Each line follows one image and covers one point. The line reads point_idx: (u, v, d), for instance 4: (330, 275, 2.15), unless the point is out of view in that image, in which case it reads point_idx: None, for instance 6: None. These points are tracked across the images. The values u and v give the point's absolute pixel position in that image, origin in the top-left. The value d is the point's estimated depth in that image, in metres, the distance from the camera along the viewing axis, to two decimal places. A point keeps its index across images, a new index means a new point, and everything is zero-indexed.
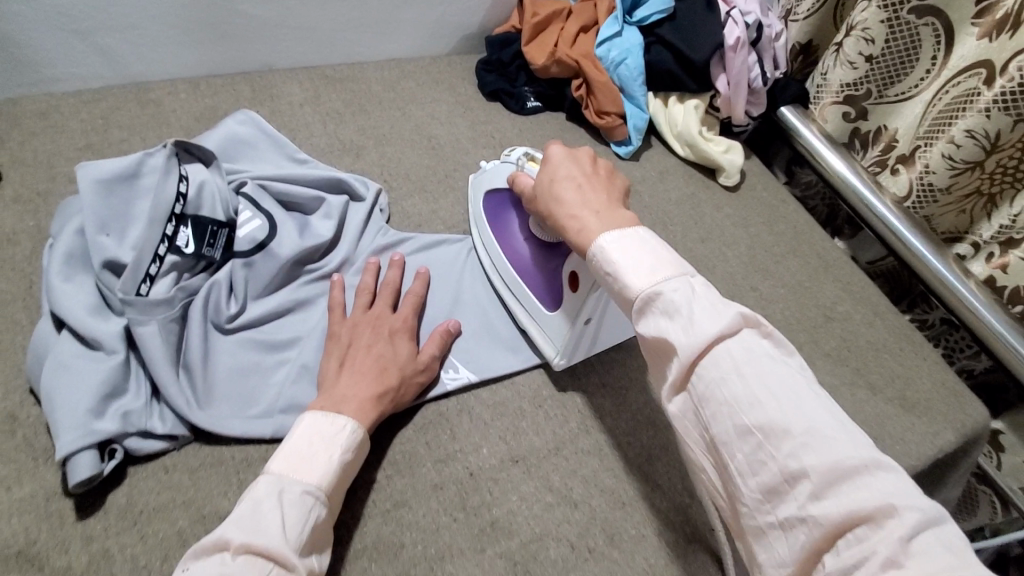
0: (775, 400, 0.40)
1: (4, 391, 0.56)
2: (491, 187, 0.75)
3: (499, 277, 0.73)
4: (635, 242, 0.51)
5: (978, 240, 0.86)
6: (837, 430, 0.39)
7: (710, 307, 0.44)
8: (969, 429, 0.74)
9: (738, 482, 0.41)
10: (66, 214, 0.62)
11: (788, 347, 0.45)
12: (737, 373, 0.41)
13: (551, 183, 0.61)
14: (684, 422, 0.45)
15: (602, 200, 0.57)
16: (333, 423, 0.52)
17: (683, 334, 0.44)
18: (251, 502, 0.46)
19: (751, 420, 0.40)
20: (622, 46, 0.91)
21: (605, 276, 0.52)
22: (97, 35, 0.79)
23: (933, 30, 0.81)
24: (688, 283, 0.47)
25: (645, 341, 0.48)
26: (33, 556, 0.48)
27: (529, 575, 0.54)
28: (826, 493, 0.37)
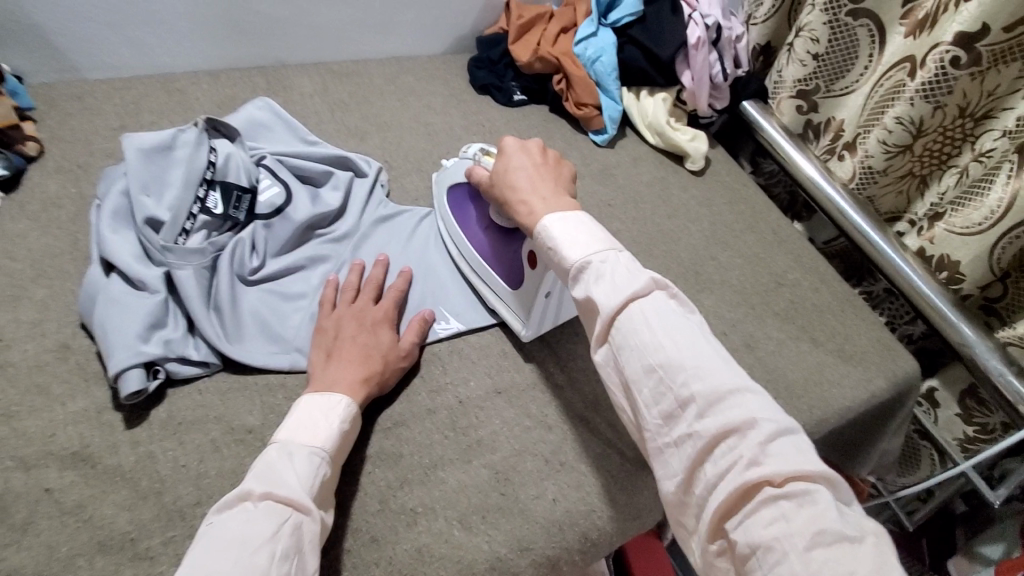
0: (674, 343, 0.47)
1: (58, 326, 0.65)
2: (451, 182, 0.80)
3: (467, 265, 0.78)
4: (574, 222, 0.57)
5: (914, 218, 0.96)
6: (720, 364, 0.46)
7: (628, 274, 0.52)
8: (899, 377, 0.84)
9: (644, 413, 0.47)
10: (111, 179, 0.72)
11: (691, 307, 0.52)
12: (647, 324, 0.48)
13: (505, 173, 0.65)
14: (605, 370, 0.52)
15: (549, 189, 0.62)
16: (327, 398, 0.57)
17: (606, 296, 0.50)
18: (264, 462, 0.50)
19: (655, 361, 0.47)
20: (597, 44, 1.02)
21: (547, 251, 0.57)
22: (129, 29, 0.89)
23: (868, 30, 0.93)
24: (615, 256, 0.54)
25: (577, 304, 0.54)
26: (88, 456, 0.57)
27: (510, 482, 0.63)
28: (709, 412, 0.44)
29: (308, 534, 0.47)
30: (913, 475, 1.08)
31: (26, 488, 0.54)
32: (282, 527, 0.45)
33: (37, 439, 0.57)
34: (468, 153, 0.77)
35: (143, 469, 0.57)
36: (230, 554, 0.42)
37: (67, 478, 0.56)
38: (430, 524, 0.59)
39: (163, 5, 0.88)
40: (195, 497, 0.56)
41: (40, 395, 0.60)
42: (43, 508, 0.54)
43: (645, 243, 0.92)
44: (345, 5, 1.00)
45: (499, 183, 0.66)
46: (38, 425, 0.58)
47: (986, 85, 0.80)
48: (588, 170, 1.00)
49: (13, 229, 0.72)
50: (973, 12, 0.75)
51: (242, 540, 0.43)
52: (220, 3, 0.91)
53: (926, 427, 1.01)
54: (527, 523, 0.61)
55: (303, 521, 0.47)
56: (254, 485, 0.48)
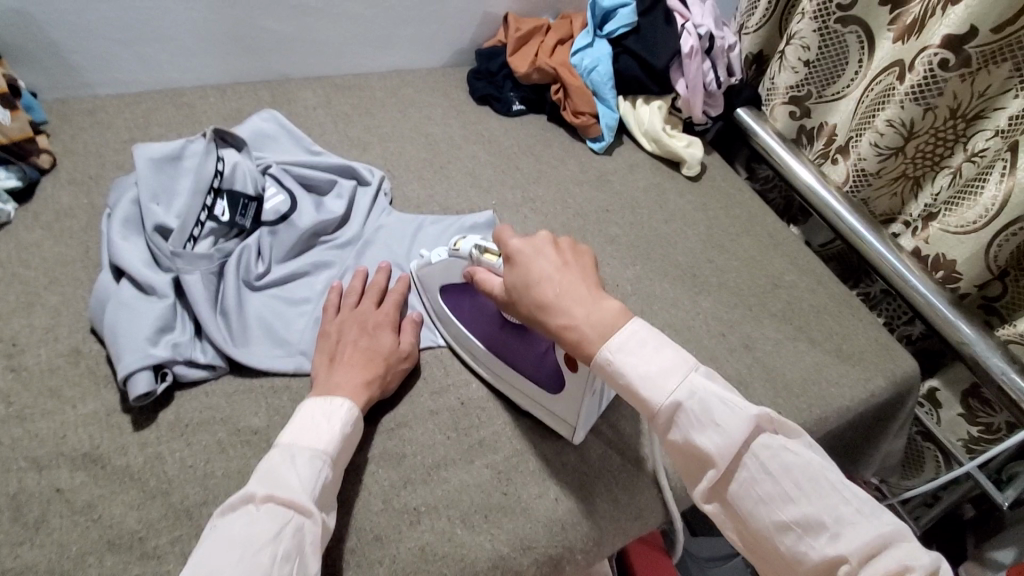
0: (803, 493, 0.46)
1: (70, 331, 0.66)
2: (443, 282, 0.71)
3: (488, 366, 0.71)
4: (645, 349, 0.52)
5: (909, 219, 0.97)
6: (853, 511, 0.45)
7: (728, 410, 0.49)
8: (898, 376, 0.85)
9: (787, 569, 0.47)
10: (122, 189, 0.74)
11: (795, 432, 0.50)
12: (766, 473, 0.47)
13: (527, 287, 0.58)
14: (724, 519, 0.51)
15: (587, 301, 0.55)
16: (330, 402, 0.58)
17: (714, 444, 0.48)
18: (268, 466, 0.51)
19: (788, 516, 0.46)
20: (593, 55, 1.05)
21: (623, 388, 0.52)
22: (139, 46, 0.92)
23: (857, 37, 0.95)
24: (702, 384, 0.50)
25: (675, 448, 0.51)
26: (98, 457, 0.58)
27: (512, 481, 0.64)
28: (863, 569, 0.43)
29: (309, 536, 0.48)
30: (918, 477, 1.08)
31: (39, 488, 0.56)
32: (283, 529, 0.46)
33: (50, 440, 0.58)
34: (463, 250, 0.67)
35: (151, 470, 0.58)
36: (233, 555, 0.44)
37: (78, 478, 0.57)
38: (434, 522, 0.60)
39: (172, 23, 0.91)
40: (202, 497, 0.57)
41: (52, 398, 0.61)
42: (54, 507, 0.55)
43: (643, 247, 0.94)
44: (347, 21, 1.03)
45: (525, 300, 0.58)
46: (50, 426, 0.59)
47: (977, 86, 0.82)
48: (586, 177, 1.02)
49: (27, 238, 0.74)
50: (961, 16, 0.77)
51: (244, 542, 0.45)
52: (228, 20, 0.94)
53: (929, 428, 1.01)
54: (530, 522, 0.61)
55: (305, 523, 0.48)
56: (257, 489, 0.49)
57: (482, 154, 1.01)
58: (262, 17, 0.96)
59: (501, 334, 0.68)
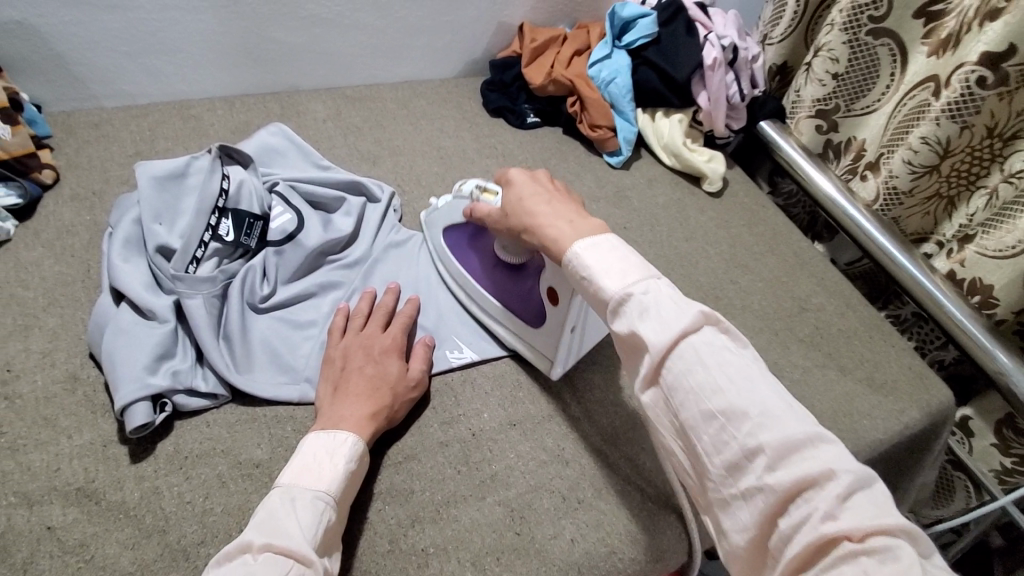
0: (734, 384, 0.44)
1: (68, 356, 0.64)
2: (448, 223, 0.78)
3: (477, 304, 0.75)
4: (608, 249, 0.54)
5: (942, 240, 0.92)
6: (785, 410, 0.43)
7: (675, 306, 0.48)
8: (934, 408, 0.80)
9: (704, 460, 0.44)
10: (124, 207, 0.72)
11: (743, 341, 0.48)
12: (700, 363, 0.45)
13: (520, 204, 0.64)
14: (656, 412, 0.48)
15: (572, 212, 0.61)
16: (333, 437, 0.55)
17: (654, 331, 0.47)
18: (265, 510, 0.49)
19: (715, 405, 0.43)
20: (611, 67, 1.01)
21: (582, 280, 0.54)
22: (146, 57, 0.90)
23: (889, 49, 0.90)
24: (656, 285, 0.50)
25: (619, 339, 0.51)
26: (92, 492, 0.55)
27: (525, 521, 0.60)
28: (781, 465, 0.40)
29: None
30: (949, 508, 1.02)
31: (28, 526, 0.53)
32: None
33: (42, 474, 0.56)
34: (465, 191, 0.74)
35: (147, 506, 0.55)
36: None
37: (70, 515, 0.54)
38: (443, 565, 0.57)
39: (180, 34, 0.89)
40: (200, 536, 0.54)
41: (46, 427, 0.59)
42: (44, 546, 0.52)
43: (662, 267, 0.90)
44: (358, 31, 1.00)
45: (516, 212, 0.64)
46: (43, 458, 0.57)
47: (1015, 105, 0.77)
48: (602, 193, 0.99)
49: (27, 257, 0.72)
50: (999, 32, 0.73)
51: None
52: (237, 31, 0.92)
53: (960, 458, 0.97)
54: (544, 566, 0.58)
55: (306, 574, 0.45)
56: (254, 537, 0.46)
57: (496, 168, 0.98)
58: (272, 28, 0.94)
59: (493, 274, 0.74)
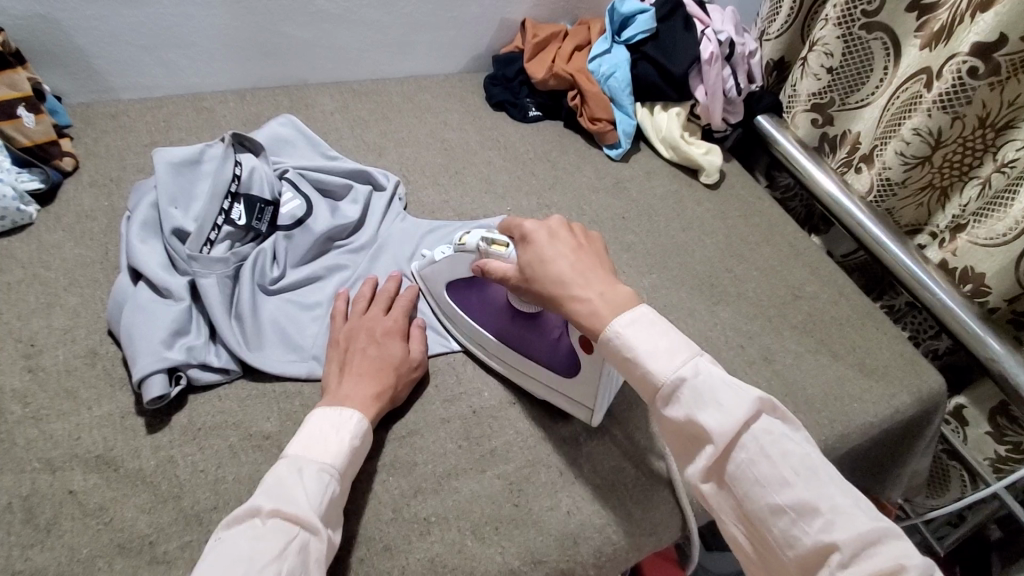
0: (799, 477, 0.46)
1: (88, 332, 0.67)
2: (453, 277, 0.72)
3: (501, 358, 0.71)
4: (653, 326, 0.54)
5: (935, 230, 0.94)
6: (853, 506, 0.45)
7: (733, 393, 0.49)
8: (924, 393, 0.82)
9: (776, 552, 0.46)
10: (141, 192, 0.75)
11: (798, 425, 0.50)
12: (765, 455, 0.47)
13: (542, 263, 0.60)
14: (718, 499, 0.50)
15: (601, 279, 0.58)
16: (338, 413, 0.57)
17: (714, 420, 0.48)
18: (273, 478, 0.51)
19: (785, 500, 0.46)
20: (611, 61, 1.04)
21: (626, 362, 0.54)
22: (161, 51, 0.93)
23: (882, 43, 0.93)
24: (705, 365, 0.51)
25: (673, 423, 0.52)
26: (111, 459, 0.58)
27: (523, 493, 0.63)
28: (855, 562, 0.42)
29: (314, 553, 0.47)
30: (944, 497, 1.04)
31: (51, 490, 0.56)
32: (289, 545, 0.46)
33: (64, 442, 0.59)
34: (469, 244, 0.68)
35: (164, 473, 0.58)
36: (237, 570, 0.43)
37: (91, 480, 0.57)
38: (443, 533, 0.59)
39: (194, 29, 0.92)
40: (213, 502, 0.57)
41: (68, 399, 0.62)
42: (66, 509, 0.55)
43: (660, 256, 0.92)
44: (365, 26, 1.03)
45: (539, 278, 0.60)
46: (65, 428, 0.60)
47: (1007, 95, 0.79)
48: (602, 184, 1.01)
49: (48, 239, 0.75)
50: (990, 23, 0.75)
51: (250, 556, 0.44)
52: (249, 26, 0.95)
53: (956, 448, 0.98)
54: (541, 535, 0.60)
55: (311, 540, 0.48)
56: (263, 502, 0.48)
57: (498, 160, 1.00)
58: (282, 23, 0.97)
59: (512, 325, 0.69)
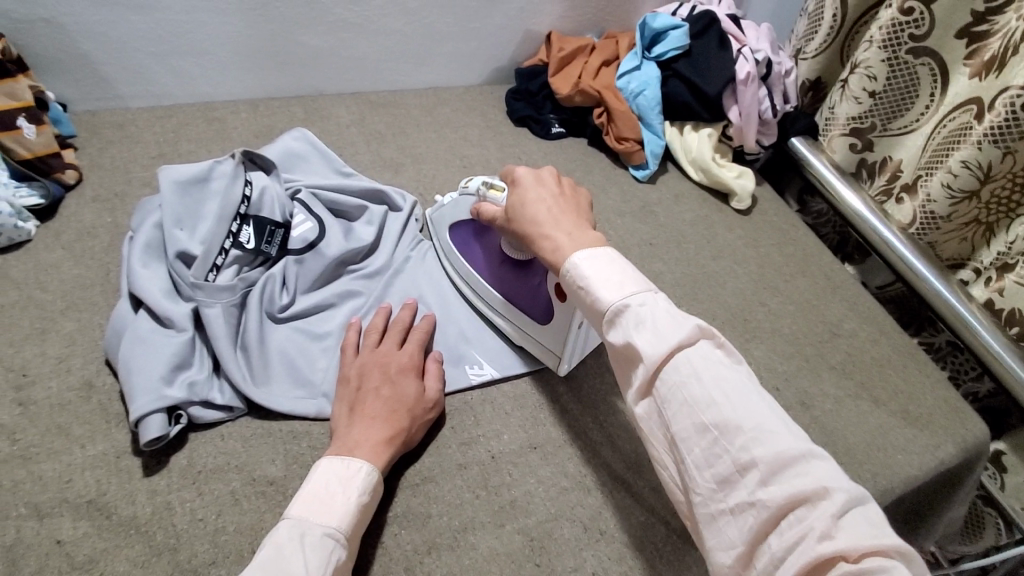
0: (729, 399, 0.43)
1: (84, 362, 0.63)
2: (453, 220, 0.77)
3: (482, 302, 0.75)
4: (605, 260, 0.53)
5: (979, 267, 0.88)
6: (780, 427, 0.42)
7: (672, 319, 0.47)
8: (971, 444, 0.77)
9: (694, 473, 0.43)
10: (146, 211, 0.71)
11: (739, 358, 0.48)
12: (697, 376, 0.44)
13: (522, 206, 0.62)
14: (650, 425, 0.47)
15: (572, 221, 0.59)
16: (347, 465, 0.53)
17: (649, 343, 0.46)
18: (273, 546, 0.47)
19: (709, 418, 0.43)
20: (640, 78, 0.99)
21: (578, 291, 0.53)
22: (172, 58, 0.89)
23: (929, 69, 0.86)
24: (653, 297, 0.49)
25: (613, 349, 0.50)
26: (103, 505, 0.54)
27: (545, 551, 0.58)
28: (774, 480, 0.40)
29: None
30: (977, 544, 0.98)
31: (38, 539, 0.52)
32: None
33: (53, 485, 0.55)
34: (471, 187, 0.73)
35: (159, 522, 0.54)
36: None
37: (81, 529, 0.53)
38: None
39: (207, 37, 0.89)
40: (211, 556, 0.52)
41: (59, 436, 0.58)
42: (52, 562, 0.51)
43: (689, 286, 0.87)
44: (384, 36, 0.99)
45: (518, 218, 0.62)
46: (55, 469, 0.56)
47: None
48: (627, 207, 0.96)
49: (47, 258, 0.71)
50: None
51: None
52: (265, 34, 0.92)
53: (991, 494, 0.93)
54: None
55: None
56: None
57: None
58: (299, 31, 0.93)
59: (499, 269, 0.73)
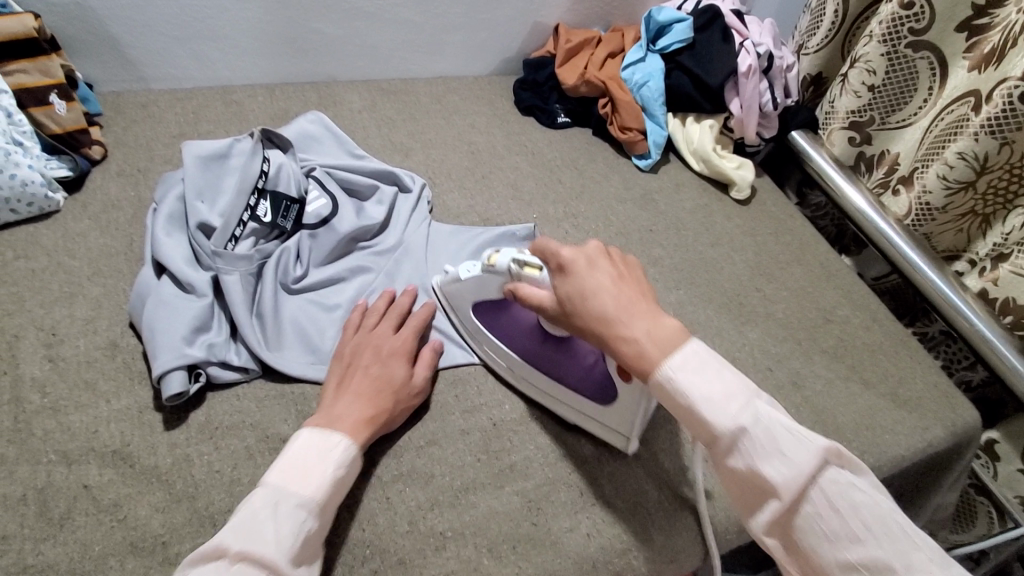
0: (871, 534, 0.44)
1: (109, 324, 0.66)
2: (474, 297, 0.69)
3: (528, 382, 0.69)
4: (705, 369, 0.51)
5: (974, 258, 0.90)
6: (931, 560, 0.43)
7: (795, 440, 0.47)
8: (959, 428, 0.79)
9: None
10: (168, 184, 0.75)
11: (863, 470, 0.49)
12: (833, 509, 0.46)
13: (584, 299, 0.55)
14: (782, 548, 0.49)
15: (647, 313, 0.54)
16: (327, 438, 0.54)
17: (779, 474, 0.47)
18: (248, 511, 0.47)
19: (854, 556, 0.44)
20: (644, 70, 1.02)
21: (679, 408, 0.51)
22: (193, 42, 0.93)
23: (929, 63, 0.89)
24: (768, 414, 0.49)
25: (732, 473, 0.50)
26: (127, 455, 0.58)
27: (542, 512, 0.61)
28: None
29: None
30: (968, 533, 1.00)
31: (66, 483, 0.55)
32: None
33: (81, 434, 0.58)
34: (498, 265, 0.64)
35: (179, 472, 0.57)
36: None
37: (106, 476, 0.56)
38: (459, 550, 0.58)
39: (226, 22, 0.92)
40: (227, 504, 0.56)
41: (86, 391, 0.61)
42: (80, 504, 0.54)
43: (688, 271, 0.90)
44: (397, 26, 1.02)
45: (580, 311, 0.56)
46: (83, 420, 0.59)
47: None
48: (630, 195, 0.99)
49: (74, 227, 0.75)
50: None
51: None
52: (282, 21, 0.95)
53: (984, 483, 0.96)
54: (558, 557, 0.58)
55: None
56: (229, 542, 0.45)
57: (525, 166, 0.99)
58: (314, 19, 0.96)
59: (541, 347, 0.67)
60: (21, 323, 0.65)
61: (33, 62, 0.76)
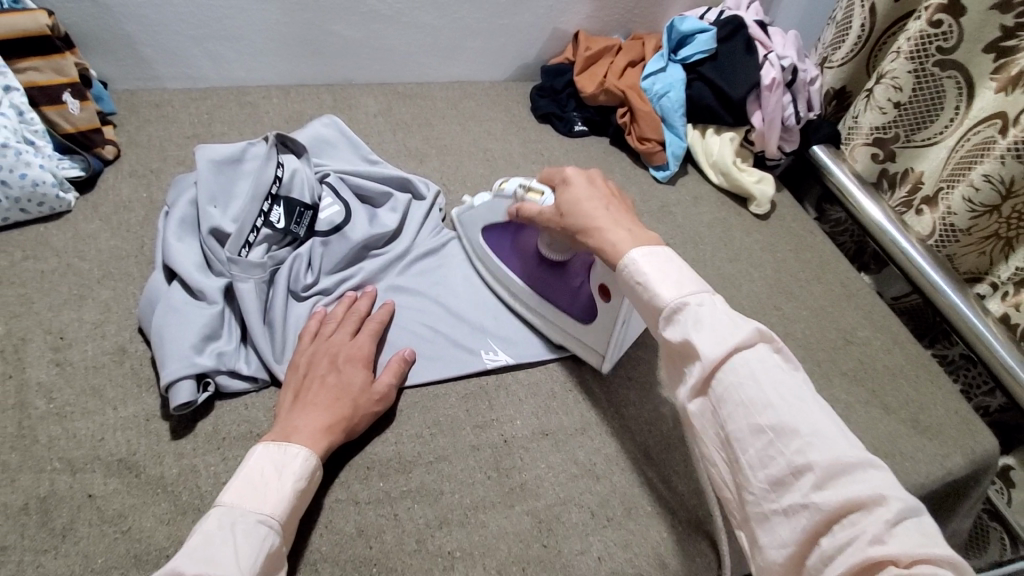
0: (785, 402, 0.43)
1: (118, 328, 0.65)
2: (486, 222, 0.77)
3: (522, 302, 0.76)
4: (664, 259, 0.54)
5: (996, 281, 0.88)
6: (838, 433, 0.42)
7: (732, 320, 0.48)
8: (980, 456, 0.77)
9: (748, 474, 0.44)
10: (181, 187, 0.74)
11: (796, 365, 0.48)
12: (753, 378, 0.45)
13: (577, 206, 0.62)
14: (702, 421, 0.48)
15: (630, 222, 0.60)
16: (282, 451, 0.53)
17: (708, 343, 0.47)
18: (202, 534, 0.46)
19: (765, 421, 0.43)
20: (665, 80, 1.00)
21: (634, 286, 0.54)
22: (209, 42, 0.92)
23: (956, 82, 0.86)
24: (712, 299, 0.50)
25: (669, 346, 0.50)
26: (133, 464, 0.56)
27: (553, 534, 0.60)
28: (829, 485, 0.40)
29: None
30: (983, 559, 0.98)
31: (70, 493, 0.54)
32: None
33: (87, 442, 0.57)
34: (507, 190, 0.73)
35: (184, 483, 0.56)
36: None
37: (111, 485, 0.55)
38: (468, 571, 0.56)
39: (242, 24, 0.92)
40: None
41: (93, 397, 0.60)
42: (83, 514, 0.53)
43: None
44: (414, 29, 1.01)
45: (573, 214, 0.62)
46: (89, 427, 0.58)
47: None
48: (646, 207, 0.97)
49: (85, 228, 0.74)
50: None
51: None
52: (298, 22, 0.94)
53: (999, 509, 0.93)
54: None
55: None
56: (185, 566, 0.43)
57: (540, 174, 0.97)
58: (332, 21, 0.95)
59: (537, 270, 0.74)
60: (29, 325, 0.64)
61: (46, 60, 0.75)
